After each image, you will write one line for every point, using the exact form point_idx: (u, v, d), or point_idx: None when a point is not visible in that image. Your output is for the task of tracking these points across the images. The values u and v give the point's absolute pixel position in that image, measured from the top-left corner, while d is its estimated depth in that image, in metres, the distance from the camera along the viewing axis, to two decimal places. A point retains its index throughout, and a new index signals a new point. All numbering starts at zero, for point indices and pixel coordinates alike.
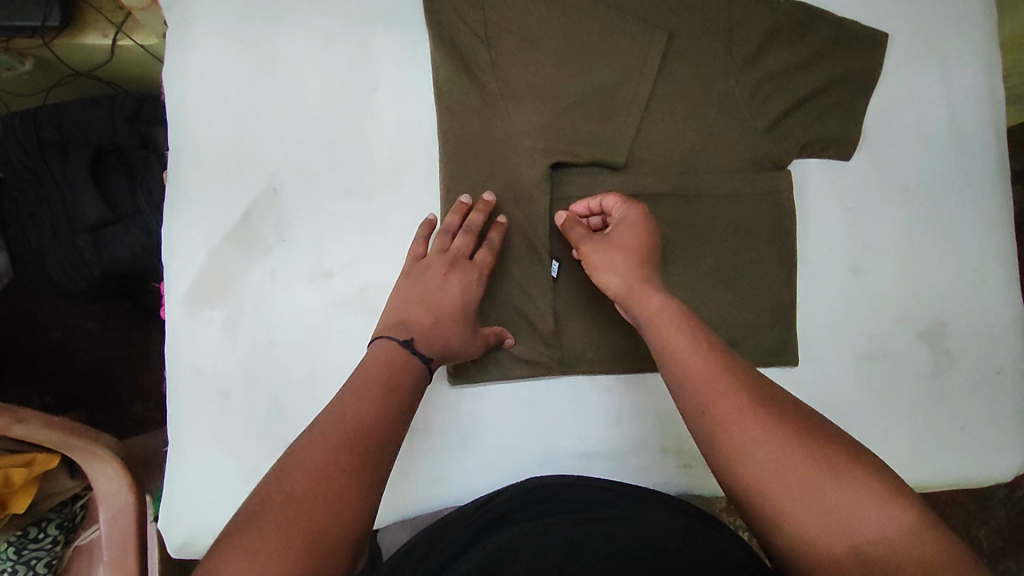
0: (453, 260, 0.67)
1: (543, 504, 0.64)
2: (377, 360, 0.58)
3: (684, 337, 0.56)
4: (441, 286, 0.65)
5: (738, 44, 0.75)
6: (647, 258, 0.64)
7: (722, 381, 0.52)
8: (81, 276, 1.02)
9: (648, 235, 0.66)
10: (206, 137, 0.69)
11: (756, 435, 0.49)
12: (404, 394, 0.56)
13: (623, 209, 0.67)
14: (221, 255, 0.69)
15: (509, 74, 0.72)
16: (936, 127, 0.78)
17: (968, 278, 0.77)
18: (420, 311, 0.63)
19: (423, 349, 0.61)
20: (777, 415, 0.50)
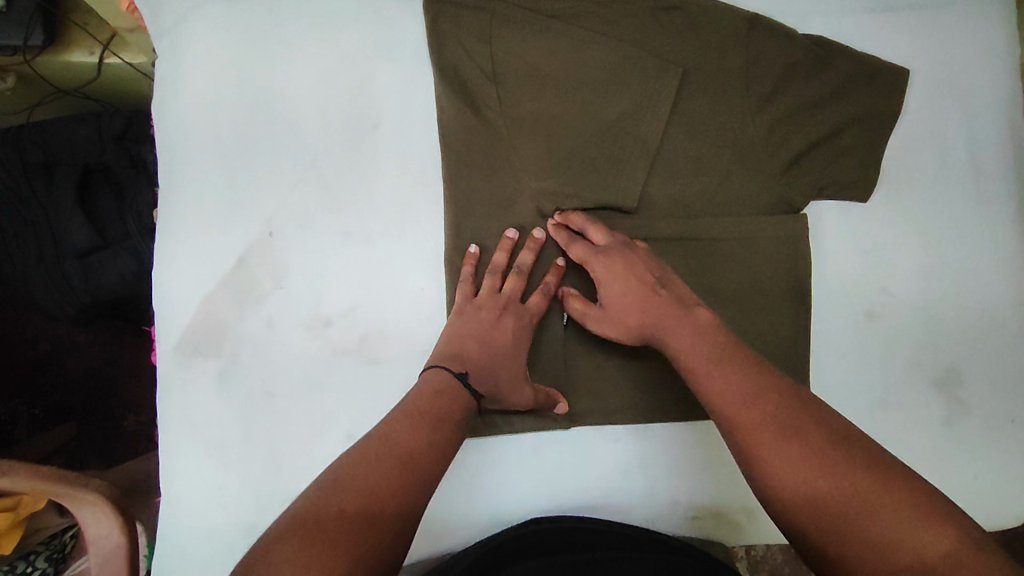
0: (505, 298, 0.65)
1: (541, 547, 0.63)
2: (432, 388, 0.58)
3: (721, 366, 0.56)
4: (494, 326, 0.64)
5: (755, 82, 0.72)
6: (640, 286, 0.63)
7: (754, 410, 0.52)
8: (68, 302, 0.98)
9: (623, 265, 0.64)
10: (198, 177, 0.66)
11: (787, 464, 0.49)
12: (454, 423, 0.56)
13: (583, 257, 0.66)
14: (216, 301, 0.66)
15: (516, 112, 0.69)
16: (954, 168, 0.76)
17: (985, 322, 0.75)
18: (472, 345, 0.62)
19: (477, 386, 0.61)
20: (816, 443, 0.49)
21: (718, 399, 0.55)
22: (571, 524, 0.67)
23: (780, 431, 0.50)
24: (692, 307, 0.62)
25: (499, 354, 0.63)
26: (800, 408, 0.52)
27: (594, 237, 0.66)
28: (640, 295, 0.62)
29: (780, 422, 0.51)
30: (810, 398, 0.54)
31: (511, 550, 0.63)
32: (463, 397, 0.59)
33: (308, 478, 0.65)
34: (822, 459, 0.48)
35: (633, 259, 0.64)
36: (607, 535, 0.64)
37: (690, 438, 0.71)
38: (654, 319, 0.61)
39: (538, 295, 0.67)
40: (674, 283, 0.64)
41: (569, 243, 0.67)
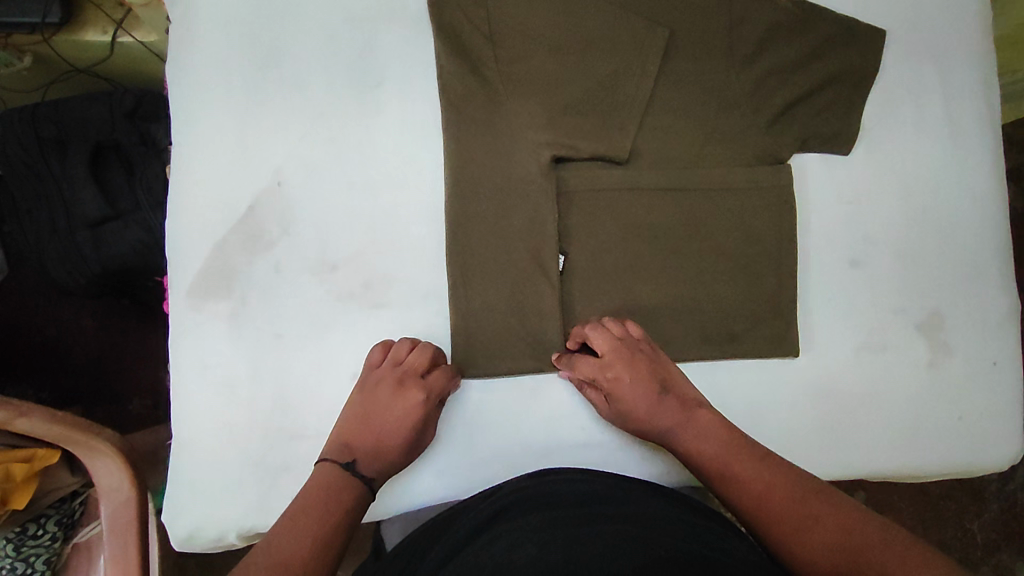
0: (403, 376, 0.66)
1: (542, 498, 0.62)
2: (317, 484, 0.60)
3: (742, 461, 0.61)
4: (387, 408, 0.65)
5: (740, 41, 0.76)
6: (648, 391, 0.66)
7: (774, 500, 0.57)
8: (80, 272, 1.01)
9: (630, 375, 0.67)
10: (208, 131, 0.70)
11: (819, 543, 0.53)
12: (337, 509, 0.58)
13: (592, 375, 0.68)
14: (226, 248, 0.69)
15: (513, 70, 0.72)
16: (932, 123, 0.79)
17: (965, 270, 0.78)
18: (365, 433, 0.64)
19: (367, 470, 0.63)
20: (843, 525, 0.54)
21: (744, 494, 0.59)
22: (571, 473, 0.67)
23: (801, 518, 0.55)
24: (695, 408, 0.66)
25: (388, 437, 0.64)
26: (810, 493, 0.58)
27: (602, 344, 0.68)
28: (648, 404, 0.66)
29: (799, 510, 0.56)
30: (816, 483, 0.59)
31: (513, 501, 0.62)
32: (353, 486, 0.61)
33: (313, 412, 0.68)
34: (849, 540, 0.53)
35: (639, 366, 0.67)
36: (608, 482, 0.65)
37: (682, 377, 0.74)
38: (662, 422, 0.66)
39: (438, 374, 0.67)
40: (676, 380, 0.68)
41: (575, 361, 0.69)
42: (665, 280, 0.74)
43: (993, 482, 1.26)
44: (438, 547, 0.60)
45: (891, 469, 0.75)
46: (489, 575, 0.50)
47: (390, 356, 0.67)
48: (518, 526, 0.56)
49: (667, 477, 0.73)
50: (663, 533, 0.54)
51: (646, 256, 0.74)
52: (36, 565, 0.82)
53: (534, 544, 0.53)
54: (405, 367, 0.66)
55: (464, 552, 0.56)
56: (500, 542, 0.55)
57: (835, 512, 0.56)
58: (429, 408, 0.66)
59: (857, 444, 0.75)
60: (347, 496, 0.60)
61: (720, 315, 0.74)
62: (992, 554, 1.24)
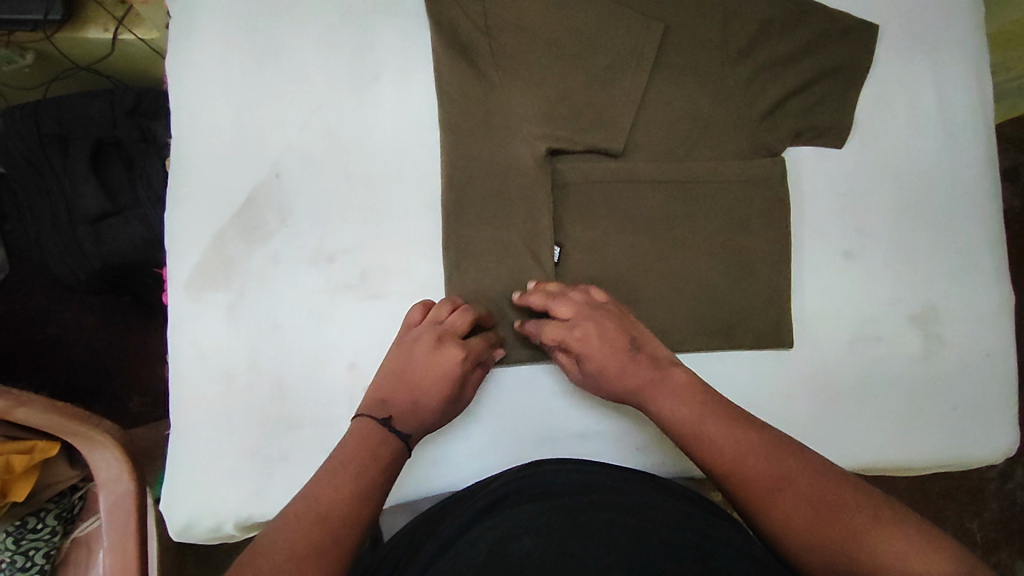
0: (441, 334, 0.65)
1: (537, 488, 0.62)
2: (356, 436, 0.58)
3: (714, 420, 0.59)
4: (425, 365, 0.64)
5: (734, 35, 0.77)
6: (617, 352, 0.65)
7: (747, 458, 0.56)
8: (81, 268, 1.02)
9: (598, 334, 0.65)
10: (208, 123, 0.70)
11: (789, 506, 0.53)
12: (378, 465, 0.57)
13: (560, 337, 0.66)
14: (225, 239, 0.69)
15: (508, 63, 0.73)
16: (925, 117, 0.80)
17: (958, 263, 0.78)
18: (402, 390, 0.63)
19: (403, 427, 0.61)
20: (815, 487, 0.54)
21: (716, 453, 0.58)
22: (567, 463, 0.67)
23: (771, 477, 0.55)
24: (667, 367, 0.65)
25: (425, 396, 0.63)
26: (781, 451, 0.57)
27: (563, 312, 0.67)
28: (619, 364, 0.65)
29: (771, 469, 0.55)
30: (785, 438, 0.58)
31: (507, 491, 0.62)
32: (392, 442, 0.59)
33: (311, 402, 0.69)
34: (817, 499, 0.53)
35: (605, 324, 0.66)
36: (604, 473, 0.65)
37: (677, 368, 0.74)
38: (634, 383, 0.64)
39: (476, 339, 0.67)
40: (644, 339, 0.67)
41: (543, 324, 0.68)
42: (660, 272, 0.74)
43: (992, 481, 1.26)
44: (433, 538, 0.60)
45: (888, 460, 0.75)
46: (485, 560, 0.50)
47: (430, 317, 0.67)
48: (514, 514, 0.57)
49: (663, 468, 0.74)
50: (655, 522, 0.54)
51: (642, 248, 0.74)
52: (36, 559, 0.83)
53: (531, 533, 0.52)
54: (444, 325, 0.66)
55: (458, 542, 0.56)
56: (496, 533, 0.54)
57: (807, 473, 0.55)
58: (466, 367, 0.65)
59: (852, 436, 0.75)
60: (387, 450, 0.59)
61: (715, 307, 0.75)
62: (992, 553, 1.24)
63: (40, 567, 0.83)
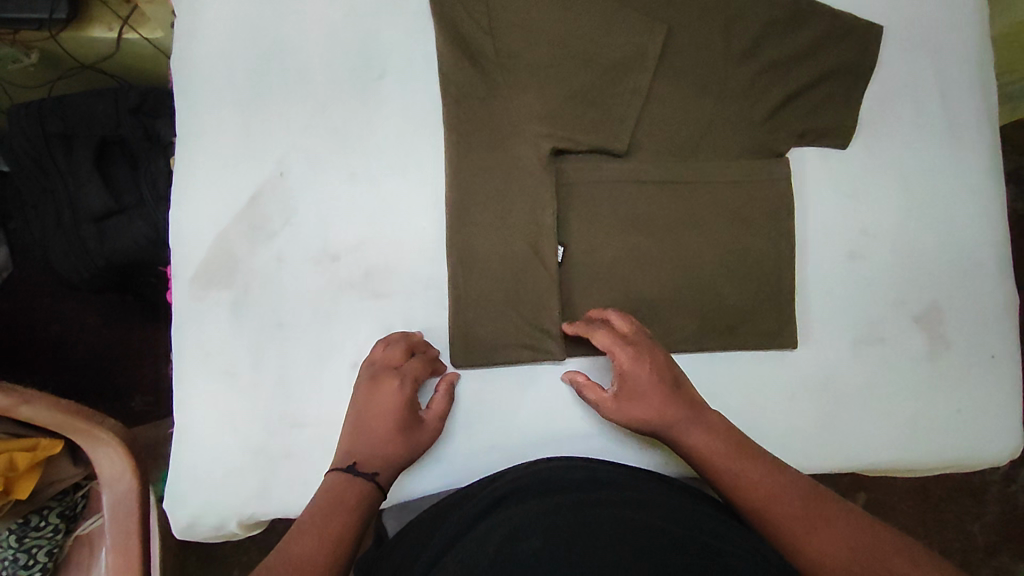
0: (377, 370, 0.66)
1: (541, 486, 0.62)
2: (324, 492, 0.61)
3: (749, 464, 0.62)
4: (370, 404, 0.65)
5: (738, 36, 0.77)
6: (662, 384, 0.65)
7: (785, 504, 0.58)
8: (84, 266, 1.02)
9: (650, 361, 0.66)
10: (213, 122, 0.70)
11: (825, 552, 0.55)
12: (350, 507, 0.60)
13: (609, 348, 0.67)
14: (229, 237, 0.70)
15: (513, 62, 0.73)
16: (929, 118, 0.80)
17: (963, 264, 0.78)
18: (359, 436, 0.64)
19: (367, 468, 0.63)
20: (850, 535, 0.55)
21: (750, 496, 0.60)
22: (570, 461, 0.67)
23: (807, 521, 0.57)
24: (703, 407, 0.66)
25: (381, 436, 0.64)
26: (816, 497, 0.59)
27: (619, 326, 0.68)
28: (661, 395, 0.65)
29: (808, 516, 0.57)
30: (817, 485, 0.61)
31: (512, 489, 0.62)
32: (359, 486, 0.61)
33: (314, 400, 0.69)
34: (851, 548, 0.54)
35: (657, 357, 0.67)
36: (608, 471, 0.65)
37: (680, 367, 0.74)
38: (673, 417, 0.65)
39: (412, 361, 0.67)
40: (682, 377, 0.68)
41: (592, 331, 0.69)
42: (664, 272, 0.74)
43: (995, 484, 1.26)
44: (438, 536, 0.60)
45: (891, 460, 0.75)
46: (491, 559, 0.50)
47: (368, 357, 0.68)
48: (519, 510, 0.57)
49: (664, 467, 0.73)
50: (663, 521, 0.54)
51: (646, 248, 0.74)
52: (37, 557, 0.83)
53: (540, 531, 0.52)
54: (378, 362, 0.67)
55: (466, 537, 0.56)
56: (503, 531, 0.54)
57: (842, 523, 0.56)
58: (410, 390, 0.65)
59: (855, 437, 0.75)
60: (354, 493, 0.61)
61: (718, 307, 0.75)
62: (993, 556, 1.24)
63: (43, 565, 0.84)
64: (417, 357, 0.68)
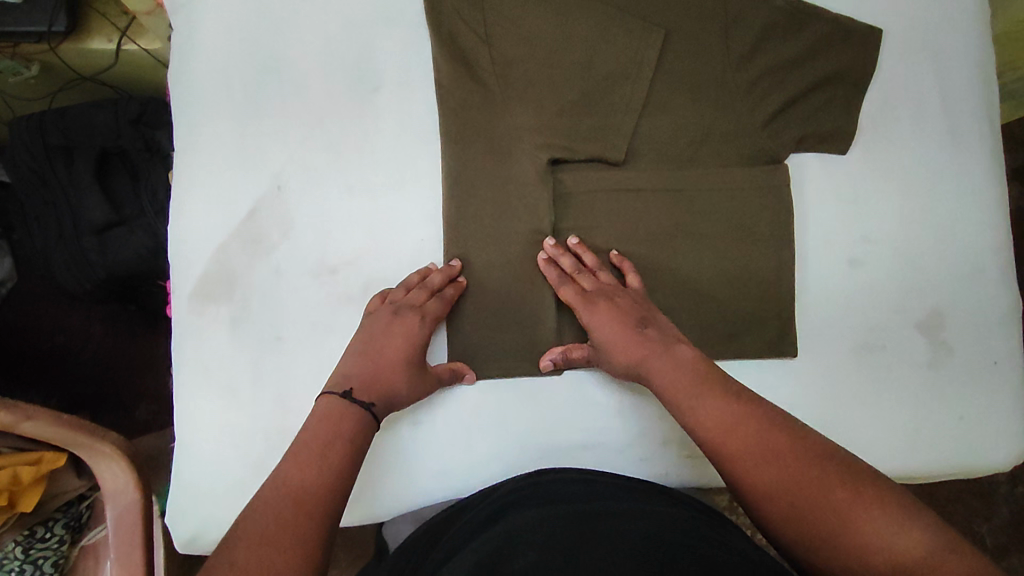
0: (398, 307, 0.66)
1: (538, 497, 0.61)
2: (318, 415, 0.59)
3: (706, 396, 0.59)
4: (384, 334, 0.65)
5: (735, 43, 0.77)
6: (626, 327, 0.65)
7: (741, 433, 0.55)
8: (86, 277, 1.02)
9: (610, 309, 0.67)
10: (211, 137, 0.71)
11: (775, 483, 0.52)
12: (346, 442, 0.57)
13: (572, 302, 0.68)
14: (228, 252, 0.69)
15: (508, 72, 0.73)
16: (928, 123, 0.80)
17: (965, 269, 0.78)
18: (364, 366, 0.63)
19: (364, 397, 0.61)
20: (801, 465, 0.52)
21: (708, 427, 0.57)
22: (571, 473, 0.67)
23: (760, 452, 0.54)
24: (671, 344, 0.64)
25: (390, 373, 0.63)
26: (776, 426, 0.55)
27: (583, 282, 0.69)
28: (625, 337, 0.65)
29: (763, 447, 0.54)
30: (779, 412, 0.57)
31: (509, 502, 0.62)
32: (352, 411, 0.59)
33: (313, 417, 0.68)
34: (804, 478, 0.51)
35: (619, 304, 0.67)
36: (609, 483, 0.64)
37: None
38: (636, 357, 0.64)
39: (435, 302, 0.68)
40: (659, 320, 0.67)
41: (558, 286, 0.70)
42: (662, 283, 0.74)
43: (1003, 485, 1.26)
44: (438, 549, 0.59)
45: (894, 469, 0.74)
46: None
47: (388, 295, 0.68)
48: (519, 523, 0.56)
49: (667, 481, 0.71)
50: (657, 529, 0.53)
51: (643, 258, 0.74)
52: (42, 568, 0.83)
53: (536, 545, 0.51)
54: (401, 300, 0.67)
55: (461, 552, 0.55)
56: (500, 543, 0.53)
57: (801, 452, 0.53)
58: (424, 335, 0.66)
59: (859, 446, 0.74)
60: (350, 427, 0.58)
61: (719, 317, 0.74)
62: (1004, 558, 1.23)
63: None
64: (440, 299, 0.68)
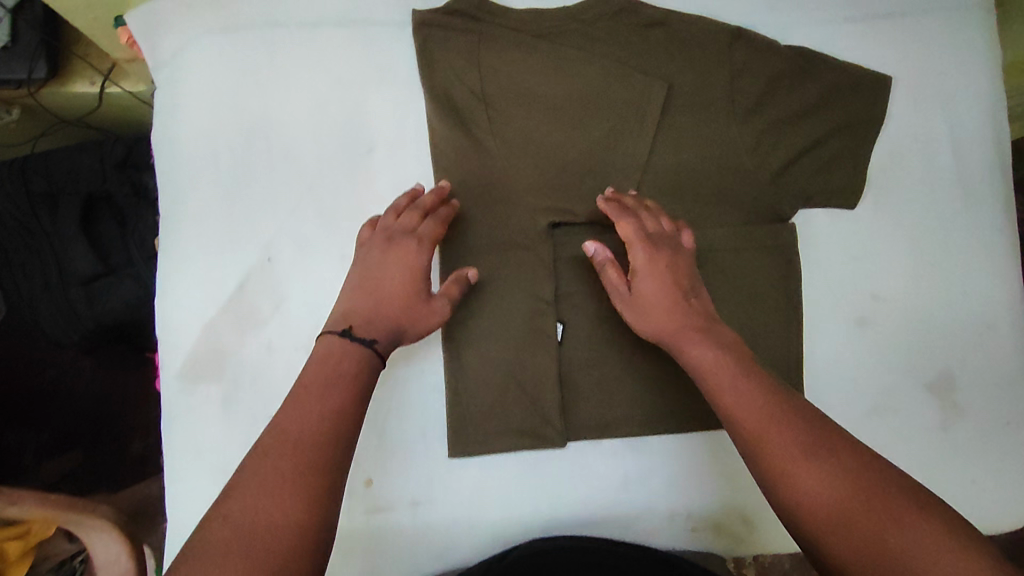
0: (391, 234, 0.64)
1: None
2: (318, 356, 0.56)
3: (744, 385, 0.56)
4: (381, 266, 0.62)
5: (740, 96, 0.75)
6: (675, 290, 0.63)
7: (779, 428, 0.53)
8: (73, 329, 0.99)
9: (667, 265, 0.64)
10: (199, 207, 0.68)
11: (815, 486, 0.49)
12: (348, 381, 0.55)
13: (632, 235, 0.65)
14: (218, 328, 0.67)
15: (506, 132, 0.71)
16: (940, 174, 0.78)
17: (975, 326, 0.76)
18: (364, 301, 0.61)
19: (365, 335, 0.58)
20: (839, 470, 0.50)
21: (745, 417, 0.55)
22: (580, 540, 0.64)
23: (808, 452, 0.51)
24: (712, 323, 0.62)
25: (390, 302, 0.61)
26: (817, 426, 0.53)
27: (648, 223, 0.66)
28: (672, 299, 0.63)
29: (807, 444, 0.52)
30: (819, 416, 0.55)
31: None
32: (357, 354, 0.57)
33: None
34: (844, 484, 0.49)
35: (676, 263, 0.64)
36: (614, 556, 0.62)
37: (687, 446, 0.70)
38: (680, 325, 0.62)
39: (427, 223, 0.65)
40: (704, 290, 0.65)
41: (620, 216, 0.66)
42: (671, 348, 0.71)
43: None
44: None
45: None
46: None
47: (379, 223, 0.65)
48: None
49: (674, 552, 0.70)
50: None
51: None
52: None
53: None
54: (394, 227, 0.64)
55: None
56: None
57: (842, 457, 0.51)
58: (424, 259, 0.63)
59: None
60: (353, 366, 0.56)
61: None
62: None
63: None
64: (432, 219, 0.65)
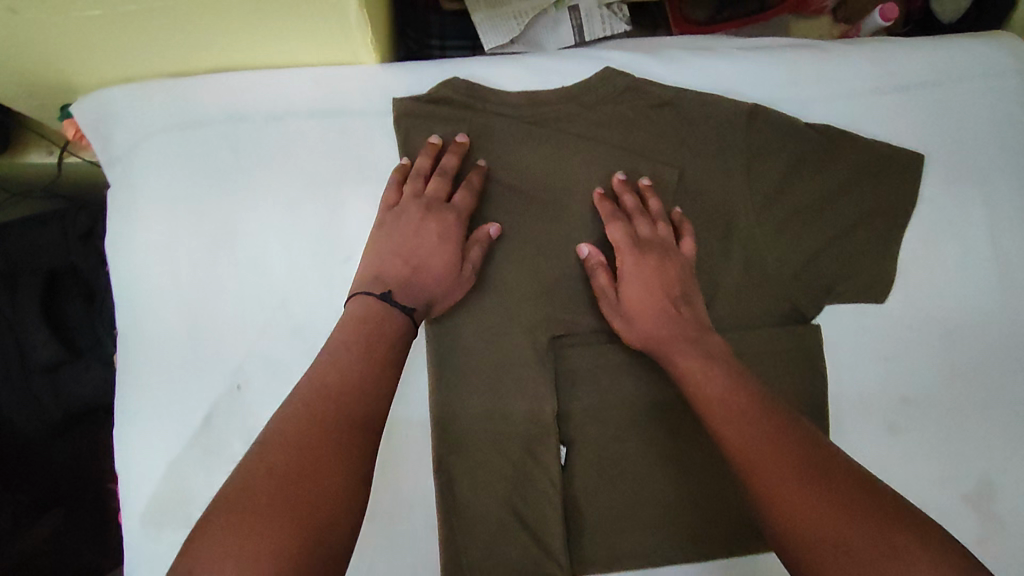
0: (427, 203, 0.61)
1: None
2: (353, 318, 0.54)
3: (735, 402, 0.52)
4: (415, 232, 0.60)
5: (758, 182, 0.68)
6: (663, 299, 0.60)
7: (766, 443, 0.49)
8: (38, 419, 0.88)
9: (656, 268, 0.61)
10: (158, 326, 0.61)
11: (801, 507, 0.45)
12: (387, 337, 0.54)
13: (619, 240, 0.62)
14: (182, 466, 0.60)
15: (499, 232, 0.64)
16: (977, 263, 0.71)
17: (1017, 429, 0.70)
18: (398, 267, 0.59)
19: (406, 301, 0.57)
20: (829, 490, 0.45)
21: (731, 432, 0.51)
22: None
23: (795, 464, 0.47)
24: (705, 333, 0.59)
25: (424, 272, 0.59)
26: (810, 441, 0.49)
27: (637, 226, 0.63)
28: (660, 303, 0.60)
29: (798, 459, 0.47)
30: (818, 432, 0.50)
31: None
32: (397, 321, 0.55)
33: None
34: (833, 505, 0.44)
35: (665, 266, 0.62)
36: None
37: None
38: (668, 332, 0.59)
39: (462, 193, 0.62)
40: (697, 299, 0.62)
41: (609, 217, 0.63)
42: (685, 468, 0.65)
43: None
44: None
45: None
46: None
47: (405, 188, 0.62)
48: None
49: None
50: None
51: (660, 443, 0.65)
52: None
53: None
54: (425, 196, 0.62)
55: None
56: None
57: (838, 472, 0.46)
58: (458, 228, 0.61)
59: None
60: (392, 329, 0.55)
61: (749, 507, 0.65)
62: None
63: None
64: (466, 186, 0.62)
